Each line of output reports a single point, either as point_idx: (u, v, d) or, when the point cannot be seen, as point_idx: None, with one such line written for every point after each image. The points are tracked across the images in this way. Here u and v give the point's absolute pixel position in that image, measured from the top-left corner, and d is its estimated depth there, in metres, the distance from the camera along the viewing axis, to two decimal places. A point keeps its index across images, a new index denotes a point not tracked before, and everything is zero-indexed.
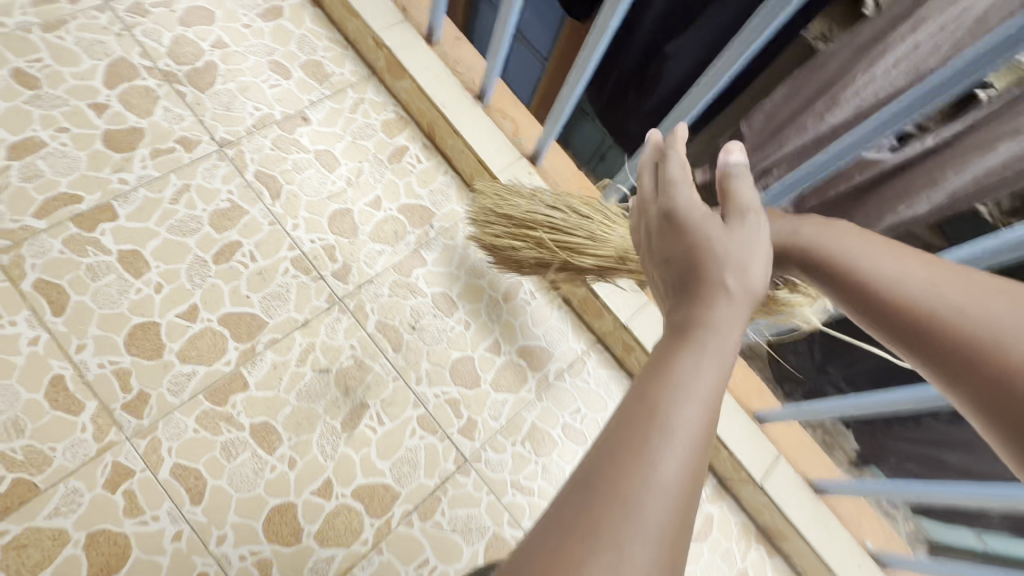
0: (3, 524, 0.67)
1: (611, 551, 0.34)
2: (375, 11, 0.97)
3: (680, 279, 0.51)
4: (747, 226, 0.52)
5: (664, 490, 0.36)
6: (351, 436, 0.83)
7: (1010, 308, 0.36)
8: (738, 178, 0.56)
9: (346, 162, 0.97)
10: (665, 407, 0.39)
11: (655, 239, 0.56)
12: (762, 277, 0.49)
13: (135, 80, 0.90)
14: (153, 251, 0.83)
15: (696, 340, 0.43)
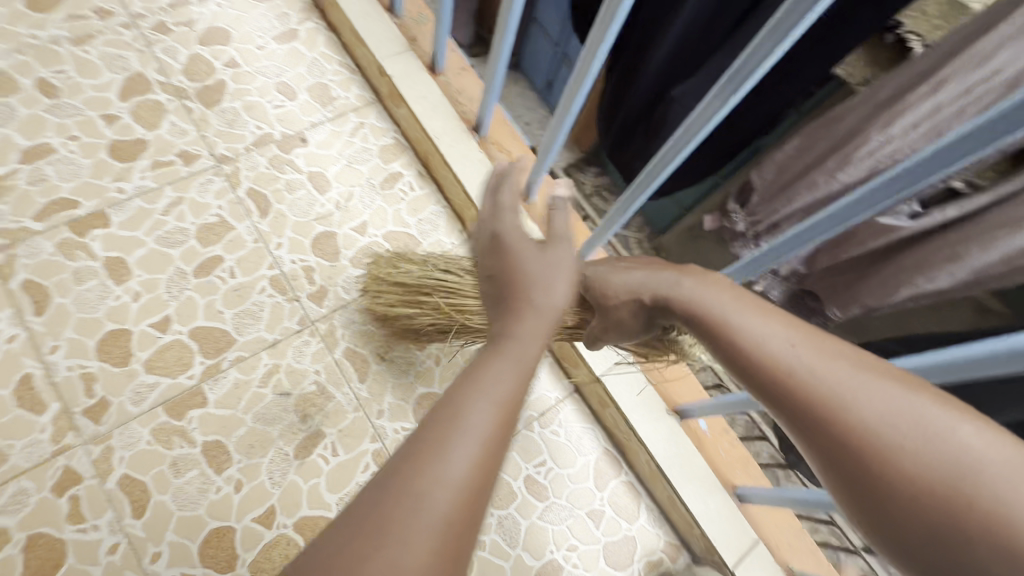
0: None
1: (397, 546, 0.33)
2: (382, 40, 0.98)
3: (501, 297, 0.53)
4: (561, 251, 0.57)
5: (457, 488, 0.36)
6: (302, 465, 0.81)
7: (852, 373, 0.36)
8: (558, 207, 0.61)
9: (338, 185, 0.97)
10: (460, 411, 0.39)
11: (484, 256, 0.59)
12: (565, 295, 0.53)
13: (148, 94, 0.94)
14: (136, 260, 0.85)
15: (505, 350, 0.45)
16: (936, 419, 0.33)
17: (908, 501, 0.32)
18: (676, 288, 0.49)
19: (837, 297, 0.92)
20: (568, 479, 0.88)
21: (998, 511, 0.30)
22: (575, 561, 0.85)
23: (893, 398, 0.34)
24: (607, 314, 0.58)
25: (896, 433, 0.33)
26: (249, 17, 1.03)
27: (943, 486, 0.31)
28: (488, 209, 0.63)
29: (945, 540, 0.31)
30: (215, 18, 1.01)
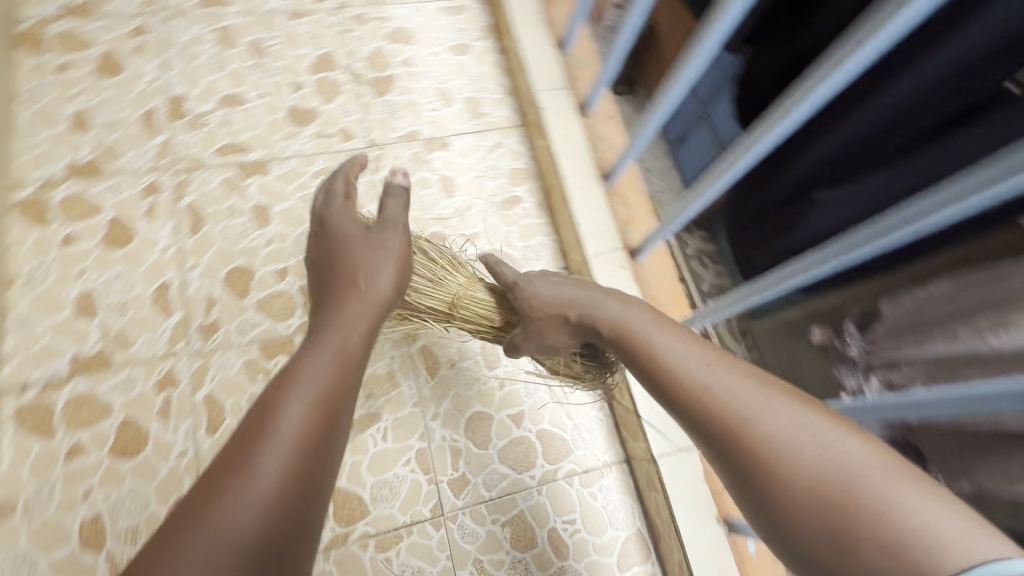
0: (80, 380, 0.82)
1: (199, 553, 0.42)
2: (545, 73, 1.03)
3: (327, 297, 0.67)
4: (390, 235, 0.72)
5: (261, 495, 0.46)
6: (354, 438, 0.86)
7: (756, 399, 0.46)
8: (394, 194, 0.77)
9: (463, 194, 1.02)
10: (266, 427, 0.50)
11: (315, 239, 0.75)
12: (388, 278, 0.68)
13: (333, 72, 1.06)
14: (278, 211, 0.96)
15: (318, 351, 0.58)
16: (822, 435, 0.42)
17: (806, 504, 0.40)
18: (600, 319, 0.64)
19: (942, 464, 0.70)
20: (592, 547, 0.85)
21: (870, 505, 0.37)
22: None
23: (792, 415, 0.44)
24: (529, 323, 0.71)
25: (789, 442, 0.43)
26: (434, 25, 1.13)
27: (834, 488, 0.39)
28: (322, 209, 0.76)
29: (840, 540, 0.38)
30: (407, 20, 1.12)
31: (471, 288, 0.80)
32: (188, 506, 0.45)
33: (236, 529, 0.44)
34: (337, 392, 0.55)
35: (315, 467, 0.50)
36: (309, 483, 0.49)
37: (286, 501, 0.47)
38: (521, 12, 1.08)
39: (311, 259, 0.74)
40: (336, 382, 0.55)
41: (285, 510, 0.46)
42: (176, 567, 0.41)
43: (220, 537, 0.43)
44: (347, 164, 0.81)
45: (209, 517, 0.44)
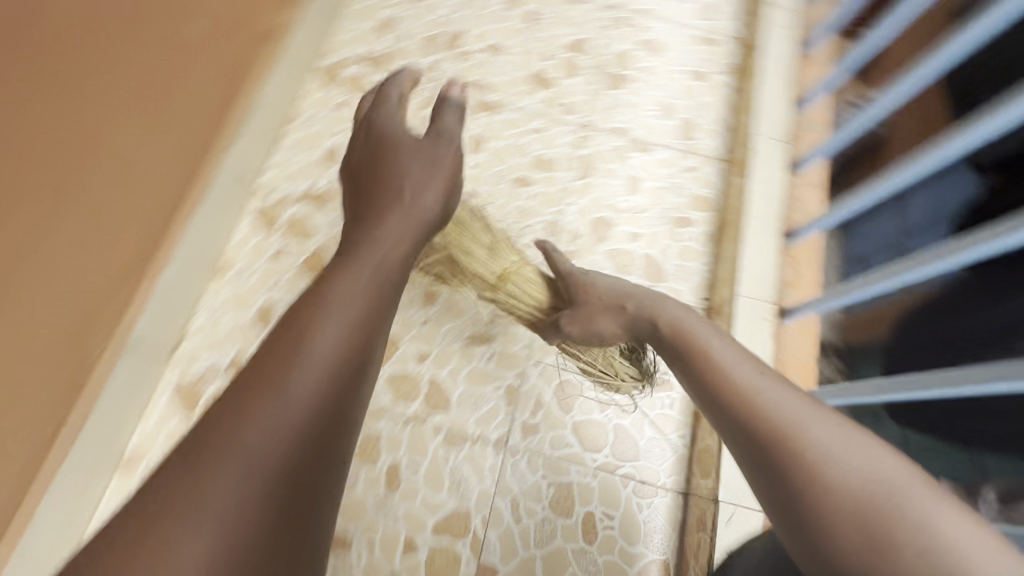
0: (299, 207, 1.03)
1: (230, 461, 0.43)
2: (772, 120, 1.07)
3: (370, 215, 0.68)
4: (442, 151, 0.77)
5: (295, 415, 0.46)
6: (465, 348, 0.98)
7: (803, 412, 0.52)
8: (449, 108, 0.78)
9: (643, 196, 1.10)
10: (297, 347, 0.49)
11: (360, 141, 0.77)
12: (432, 196, 0.72)
13: (583, 54, 1.19)
14: (491, 147, 1.11)
15: (354, 270, 0.58)
16: (866, 451, 0.48)
17: (844, 507, 0.45)
18: (658, 323, 0.72)
19: None
20: (619, 549, 0.88)
21: (905, 517, 0.42)
22: None
23: (839, 432, 0.49)
24: (586, 308, 0.81)
25: (834, 453, 0.48)
26: (684, 48, 1.21)
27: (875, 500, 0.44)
28: (372, 113, 0.78)
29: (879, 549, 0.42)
30: (662, 35, 1.22)
31: (527, 274, 0.89)
32: (218, 415, 0.46)
33: (273, 444, 0.44)
34: (369, 318, 0.54)
35: (347, 391, 0.50)
36: (339, 406, 0.48)
37: (320, 422, 0.47)
38: (773, 68, 1.13)
39: (356, 169, 0.76)
40: (368, 304, 0.55)
41: (318, 430, 0.46)
42: (208, 472, 0.42)
43: (253, 452, 0.43)
44: (401, 74, 0.81)
45: (241, 433, 0.44)
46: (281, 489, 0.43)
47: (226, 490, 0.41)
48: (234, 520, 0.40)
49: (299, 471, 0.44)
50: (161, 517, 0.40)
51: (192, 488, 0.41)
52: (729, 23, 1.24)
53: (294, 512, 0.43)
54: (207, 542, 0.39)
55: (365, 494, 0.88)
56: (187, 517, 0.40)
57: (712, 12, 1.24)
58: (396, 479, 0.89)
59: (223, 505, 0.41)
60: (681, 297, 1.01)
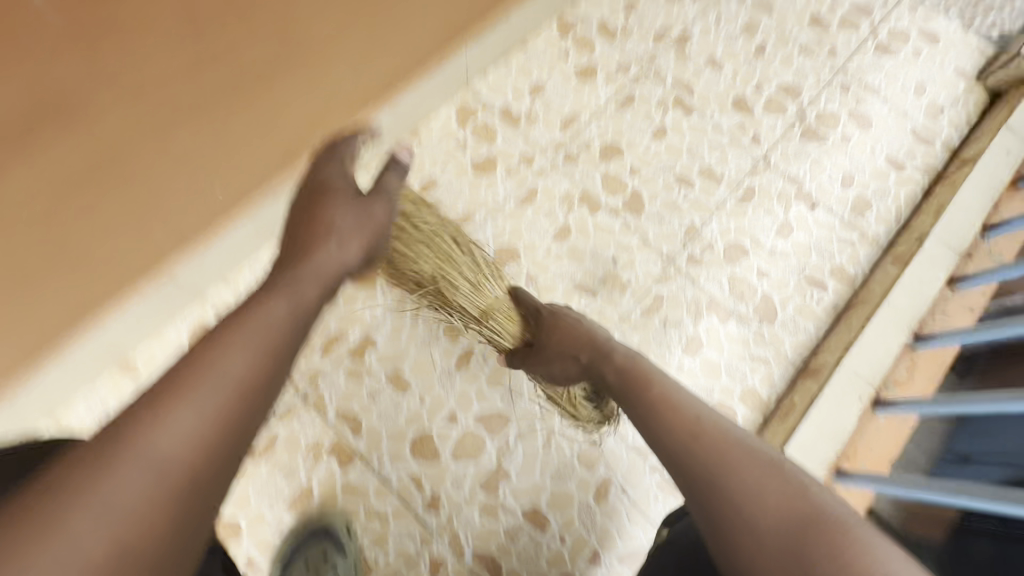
0: (493, 115, 1.15)
1: (100, 493, 0.39)
2: (955, 231, 1.04)
3: (294, 253, 0.64)
4: (376, 203, 0.71)
5: (165, 457, 0.41)
6: (570, 291, 1.05)
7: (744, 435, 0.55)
8: (389, 161, 0.73)
9: (789, 244, 1.11)
10: (212, 362, 0.46)
11: (304, 191, 0.71)
12: (352, 253, 0.66)
13: (789, 99, 1.23)
14: (669, 140, 1.18)
15: (280, 297, 0.56)
16: (786, 483, 0.49)
17: (775, 522, 0.47)
18: (613, 352, 0.73)
19: None
20: (621, 522, 0.92)
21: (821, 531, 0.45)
22: (553, 545, 0.90)
23: (761, 470, 0.51)
24: (557, 342, 0.78)
25: (760, 491, 0.49)
26: (892, 135, 1.20)
27: (797, 517, 0.47)
28: (322, 156, 0.74)
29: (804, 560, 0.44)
30: (876, 115, 1.22)
31: (502, 299, 0.83)
32: (121, 422, 0.42)
33: (178, 455, 0.42)
34: (286, 347, 0.52)
35: (257, 414, 0.47)
36: (243, 434, 0.46)
37: (228, 444, 0.44)
38: (978, 182, 1.08)
39: (290, 215, 0.70)
40: (285, 333, 0.53)
41: (224, 450, 0.44)
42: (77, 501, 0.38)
43: (159, 460, 0.41)
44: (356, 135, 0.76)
45: (145, 441, 0.41)
46: (177, 502, 0.41)
47: (132, 493, 0.40)
48: (132, 523, 0.39)
49: (199, 486, 0.42)
50: (52, 518, 0.37)
51: (86, 492, 0.39)
52: (948, 131, 1.21)
53: (187, 530, 0.42)
54: (105, 538, 0.38)
55: (436, 358, 0.99)
56: (83, 520, 0.38)
57: (934, 115, 1.22)
58: (465, 361, 0.99)
59: (126, 504, 0.39)
60: (780, 345, 1.04)
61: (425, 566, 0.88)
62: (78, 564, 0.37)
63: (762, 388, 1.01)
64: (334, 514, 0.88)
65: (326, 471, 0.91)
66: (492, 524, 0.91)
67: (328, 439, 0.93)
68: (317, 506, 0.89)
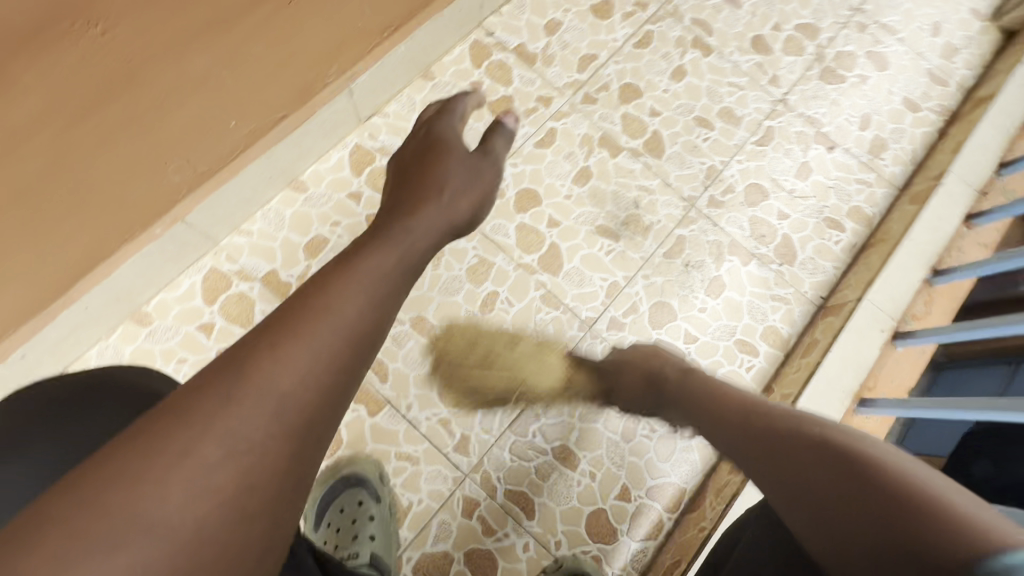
0: (509, 54, 1.10)
1: (208, 430, 0.36)
2: (973, 168, 1.04)
3: (405, 202, 0.62)
4: (485, 166, 0.72)
5: (272, 398, 0.38)
6: (592, 234, 1.04)
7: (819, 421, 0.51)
8: (500, 134, 0.77)
9: (808, 185, 1.11)
10: (328, 304, 0.43)
11: (415, 145, 0.73)
12: (463, 209, 0.65)
13: (807, 39, 1.20)
14: (688, 81, 1.15)
15: (389, 246, 0.52)
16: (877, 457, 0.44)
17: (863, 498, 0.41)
18: (669, 377, 0.75)
19: None
20: (649, 458, 0.93)
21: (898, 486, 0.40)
22: (584, 482, 0.92)
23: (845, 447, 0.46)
24: (619, 390, 0.83)
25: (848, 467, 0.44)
26: (909, 76, 1.20)
27: (858, 474, 0.42)
28: (433, 116, 0.76)
29: (877, 524, 0.39)
30: (894, 56, 1.21)
31: (558, 368, 0.95)
32: (237, 357, 0.40)
33: (295, 398, 0.39)
34: (394, 297, 0.48)
35: (366, 365, 0.44)
36: (346, 388, 0.42)
37: (339, 392, 0.41)
38: (995, 120, 1.08)
39: (404, 161, 0.71)
40: (394, 283, 0.49)
41: (335, 399, 0.41)
42: (191, 436, 0.36)
43: (280, 400, 0.39)
44: (466, 93, 0.79)
45: (264, 380, 0.39)
46: (295, 448, 0.38)
47: (244, 432, 0.37)
48: (249, 465, 0.37)
49: (312, 436, 0.40)
50: (177, 449, 0.35)
51: (207, 426, 0.36)
52: (962, 71, 1.21)
53: (300, 480, 0.39)
54: (224, 477, 0.36)
55: (461, 303, 0.97)
56: (195, 460, 0.35)
57: (949, 56, 1.22)
58: (490, 304, 0.98)
59: (245, 444, 0.37)
60: (800, 285, 1.05)
61: (457, 505, 0.89)
62: (201, 497, 0.35)
63: (783, 326, 1.02)
64: (366, 464, 0.87)
65: (354, 416, 0.90)
66: (523, 463, 0.91)
67: None
68: (346, 452, 0.89)
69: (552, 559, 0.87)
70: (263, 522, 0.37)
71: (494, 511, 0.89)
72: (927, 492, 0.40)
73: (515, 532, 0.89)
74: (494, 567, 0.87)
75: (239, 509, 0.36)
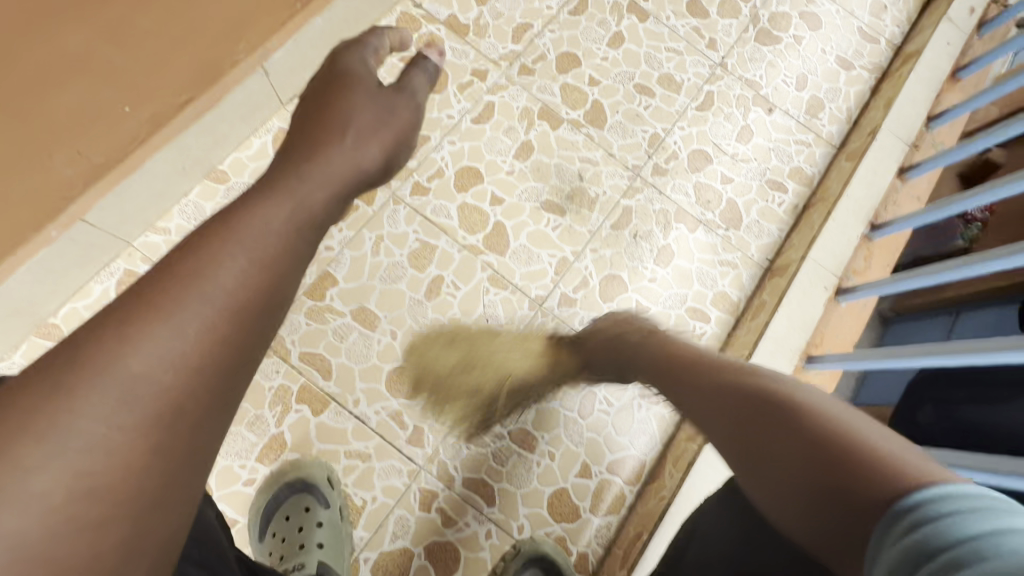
0: (438, 26, 1.05)
1: (59, 423, 0.34)
2: (904, 123, 1.06)
3: (302, 147, 0.58)
4: (399, 101, 0.69)
5: (132, 381, 0.36)
6: (538, 210, 1.01)
7: (763, 376, 0.53)
8: (423, 70, 0.74)
9: (750, 148, 1.11)
10: (197, 273, 0.40)
11: (317, 84, 0.68)
12: (371, 154, 0.61)
13: (742, 1, 1.19)
14: (627, 48, 1.12)
15: (278, 203, 0.48)
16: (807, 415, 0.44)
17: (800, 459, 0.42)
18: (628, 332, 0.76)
19: None
20: (608, 432, 0.92)
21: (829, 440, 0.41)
22: (544, 463, 0.90)
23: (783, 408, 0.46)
24: (591, 365, 0.82)
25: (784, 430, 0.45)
26: (841, 35, 1.20)
27: (795, 427, 0.44)
28: (343, 50, 0.71)
29: (827, 487, 0.39)
30: (826, 15, 1.21)
31: (535, 353, 0.91)
32: (92, 339, 0.37)
33: (161, 374, 0.37)
34: (282, 261, 0.45)
35: (257, 333, 0.42)
36: (232, 356, 0.40)
37: (222, 363, 0.39)
38: (923, 74, 1.10)
39: (306, 99, 0.66)
40: (284, 241, 0.46)
41: (217, 372, 0.39)
42: (39, 428, 0.33)
43: (135, 382, 0.36)
44: (383, 30, 0.75)
45: (119, 359, 0.36)
46: (164, 427, 0.36)
47: (98, 422, 0.34)
48: (107, 451, 0.34)
49: (191, 411, 0.37)
50: (9, 445, 0.32)
51: (54, 418, 0.34)
52: (891, 29, 1.23)
53: (176, 470, 0.36)
54: (76, 466, 0.33)
55: (404, 290, 0.93)
56: (41, 455, 0.33)
57: (878, 14, 1.23)
58: (436, 290, 0.94)
59: (97, 431, 0.34)
60: (747, 249, 1.05)
61: (414, 500, 0.85)
62: (46, 494, 0.32)
63: (732, 291, 1.02)
64: (313, 466, 0.83)
65: (298, 417, 0.85)
66: (480, 450, 0.89)
67: (295, 384, 0.86)
68: (292, 456, 0.84)
69: (514, 544, 0.85)
70: (143, 505, 0.35)
71: (453, 502, 0.86)
72: (854, 440, 0.40)
73: (476, 521, 0.86)
74: (455, 558, 0.84)
75: (105, 500, 0.33)
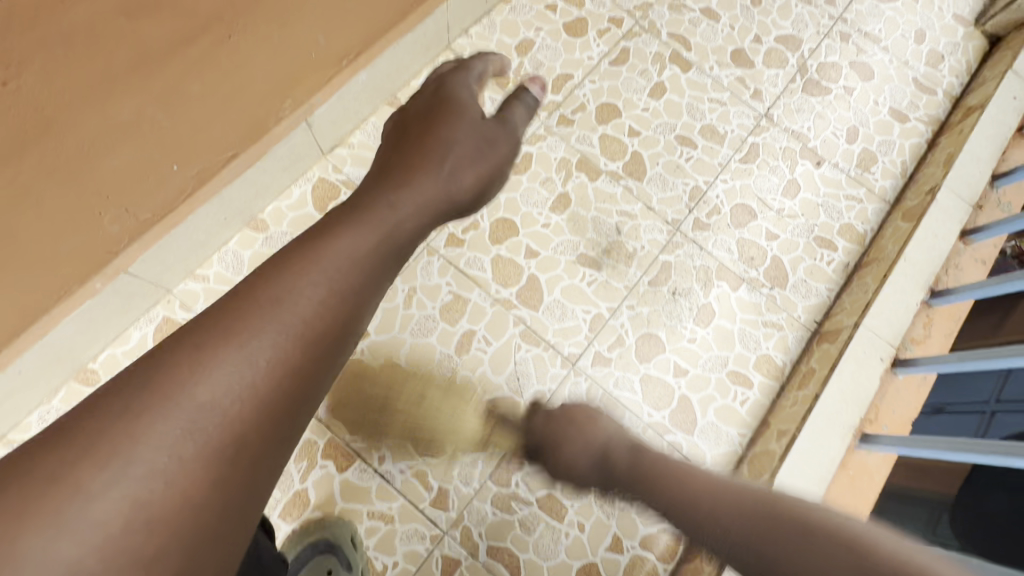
0: None
1: (128, 441, 0.34)
2: (968, 181, 1.00)
3: (398, 167, 0.59)
4: (499, 136, 0.66)
5: (205, 407, 0.36)
6: (573, 265, 0.98)
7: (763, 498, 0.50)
8: (522, 103, 0.70)
9: (797, 203, 1.06)
10: (278, 298, 0.42)
11: (414, 102, 0.68)
12: (466, 181, 0.60)
13: (789, 50, 1.16)
14: (668, 98, 1.10)
15: (359, 229, 0.49)
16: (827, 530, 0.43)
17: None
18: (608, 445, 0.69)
19: None
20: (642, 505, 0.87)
21: None
22: (573, 533, 0.85)
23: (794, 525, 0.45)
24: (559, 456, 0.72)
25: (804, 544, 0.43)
26: (895, 85, 1.16)
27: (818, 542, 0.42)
28: (447, 73, 0.69)
29: None
30: (879, 65, 1.17)
31: (472, 420, 0.88)
32: (175, 358, 0.38)
33: (229, 401, 0.37)
34: (361, 290, 0.46)
35: (324, 363, 0.42)
36: (298, 387, 0.40)
37: (291, 393, 0.39)
38: (987, 130, 1.03)
39: (405, 116, 0.66)
40: (364, 269, 0.47)
41: (286, 404, 0.39)
42: (110, 446, 0.34)
43: (202, 409, 0.36)
44: (484, 56, 0.72)
45: (190, 385, 0.37)
46: (227, 457, 0.36)
47: (166, 445, 0.35)
48: (168, 481, 0.34)
49: (257, 442, 0.37)
50: (72, 470, 0.33)
51: (130, 437, 0.34)
52: (949, 80, 1.17)
53: (232, 506, 0.36)
54: (133, 497, 0.33)
55: (435, 344, 0.91)
56: (106, 479, 0.33)
57: (935, 63, 1.18)
58: (467, 346, 0.92)
59: (160, 459, 0.34)
60: (793, 310, 1.00)
61: (437, 567, 0.82)
62: (101, 525, 0.32)
63: (777, 354, 0.97)
64: (337, 526, 0.80)
65: (322, 473, 0.84)
66: (506, 517, 0.85)
67: (322, 439, 0.85)
68: (315, 514, 0.82)
69: None
70: (198, 540, 0.34)
71: (476, 571, 0.83)
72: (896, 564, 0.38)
73: None
74: None
75: (162, 534, 0.33)
